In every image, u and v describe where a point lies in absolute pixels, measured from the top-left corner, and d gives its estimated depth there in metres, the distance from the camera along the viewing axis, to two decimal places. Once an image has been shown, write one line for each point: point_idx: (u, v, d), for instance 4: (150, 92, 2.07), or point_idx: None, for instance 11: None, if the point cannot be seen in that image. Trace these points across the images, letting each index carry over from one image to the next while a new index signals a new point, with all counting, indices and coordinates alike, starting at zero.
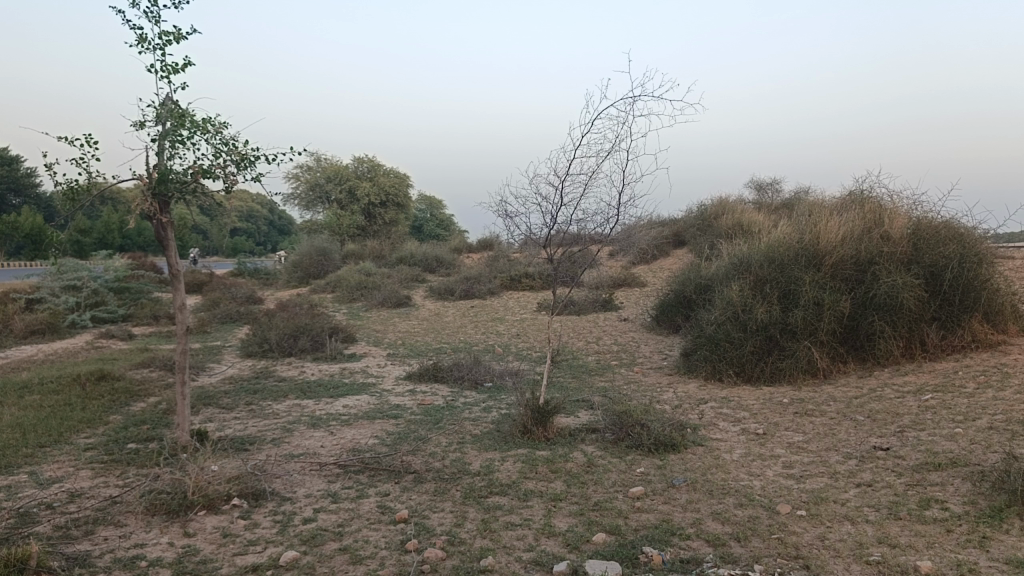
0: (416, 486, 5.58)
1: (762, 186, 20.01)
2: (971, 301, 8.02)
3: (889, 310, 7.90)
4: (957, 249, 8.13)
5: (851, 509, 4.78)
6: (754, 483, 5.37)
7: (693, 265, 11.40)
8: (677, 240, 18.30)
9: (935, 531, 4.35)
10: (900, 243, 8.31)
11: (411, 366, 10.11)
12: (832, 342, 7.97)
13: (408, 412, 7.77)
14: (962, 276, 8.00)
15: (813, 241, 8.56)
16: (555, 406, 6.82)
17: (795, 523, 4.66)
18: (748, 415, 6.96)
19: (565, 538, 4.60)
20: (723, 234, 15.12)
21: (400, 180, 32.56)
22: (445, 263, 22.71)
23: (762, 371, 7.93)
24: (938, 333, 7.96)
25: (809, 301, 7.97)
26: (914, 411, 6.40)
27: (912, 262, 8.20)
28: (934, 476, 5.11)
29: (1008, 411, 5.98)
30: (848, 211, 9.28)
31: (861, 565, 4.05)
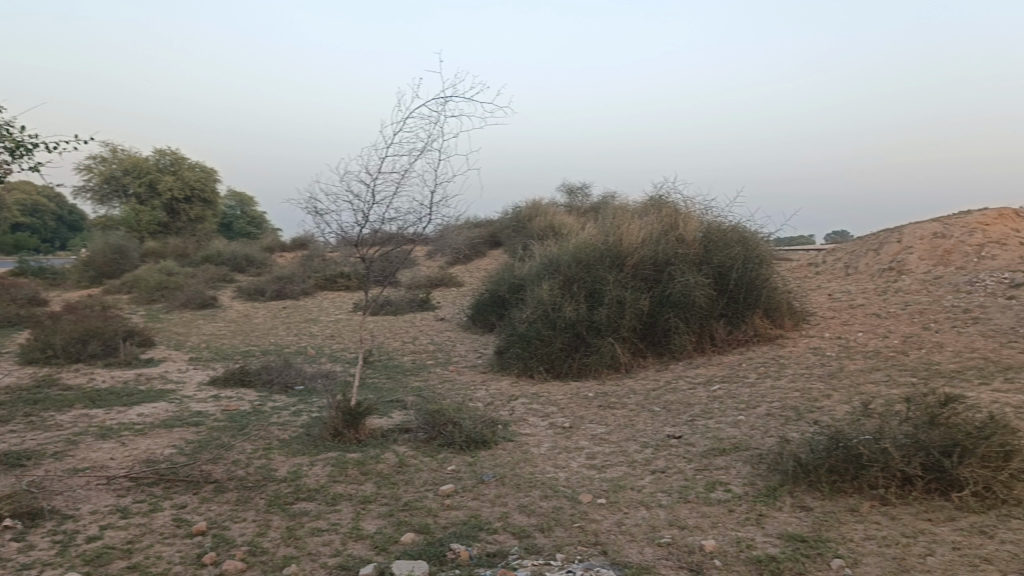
0: (216, 497, 5.30)
1: (574, 190, 20.79)
2: (753, 299, 8.74)
3: (683, 308, 8.46)
4: (741, 251, 8.84)
5: (646, 495, 5.06)
6: (559, 475, 5.56)
7: (506, 265, 11.67)
8: (493, 241, 18.62)
9: (719, 511, 4.70)
10: (692, 245, 8.94)
11: (216, 370, 9.60)
12: (633, 339, 8.42)
13: (211, 419, 7.37)
14: (746, 276, 8.70)
15: (615, 241, 9.01)
16: (367, 407, 6.72)
17: (596, 511, 4.87)
18: (555, 410, 7.20)
19: (373, 541, 4.55)
20: (535, 234, 15.57)
21: (206, 175, 30.84)
22: (255, 263, 21.81)
23: (569, 367, 8.24)
24: (725, 328, 8.60)
25: (612, 299, 8.41)
26: (703, 401, 6.89)
27: (703, 263, 8.83)
28: (719, 460, 5.52)
29: (783, 398, 6.56)
30: (647, 214, 9.83)
31: (653, 547, 4.30)
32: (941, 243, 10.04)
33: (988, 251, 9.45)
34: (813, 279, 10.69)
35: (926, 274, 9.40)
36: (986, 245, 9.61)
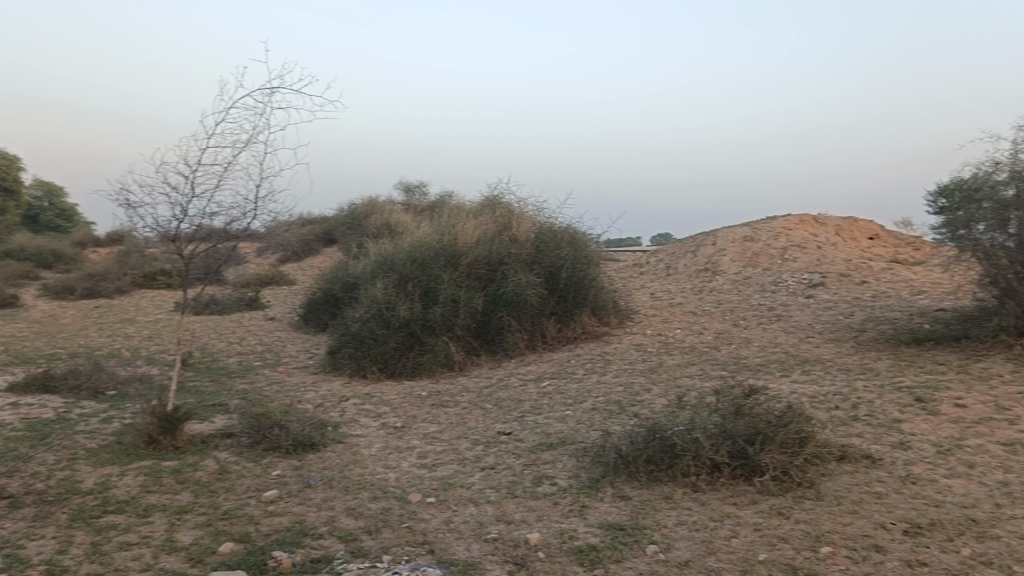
0: (9, 514, 4.83)
1: (411, 188, 20.65)
2: (582, 298, 9.05)
3: (515, 306, 8.63)
4: (571, 251, 9.12)
5: (475, 492, 5.11)
6: (388, 476, 5.50)
7: (340, 263, 11.44)
8: (327, 238, 18.19)
9: (544, 505, 4.82)
10: (525, 245, 9.13)
11: (14, 375, 8.77)
12: (467, 337, 8.49)
13: (6, 429, 6.72)
14: (575, 276, 9.00)
15: (450, 240, 9.04)
16: (186, 412, 6.35)
17: (424, 510, 4.86)
18: (388, 410, 7.13)
19: (188, 552, 4.30)
20: (371, 232, 15.37)
21: (6, 162, 28.13)
22: (64, 259, 20.13)
23: (403, 367, 8.18)
24: (555, 326, 8.85)
25: (447, 298, 8.45)
26: (533, 397, 7.05)
27: (534, 263, 9.03)
28: (546, 454, 5.67)
29: (608, 393, 6.82)
30: (481, 213, 9.92)
31: (480, 543, 4.35)
32: (751, 246, 10.81)
33: (790, 254, 10.28)
34: (638, 279, 11.20)
35: (738, 275, 10.09)
36: (789, 248, 10.45)
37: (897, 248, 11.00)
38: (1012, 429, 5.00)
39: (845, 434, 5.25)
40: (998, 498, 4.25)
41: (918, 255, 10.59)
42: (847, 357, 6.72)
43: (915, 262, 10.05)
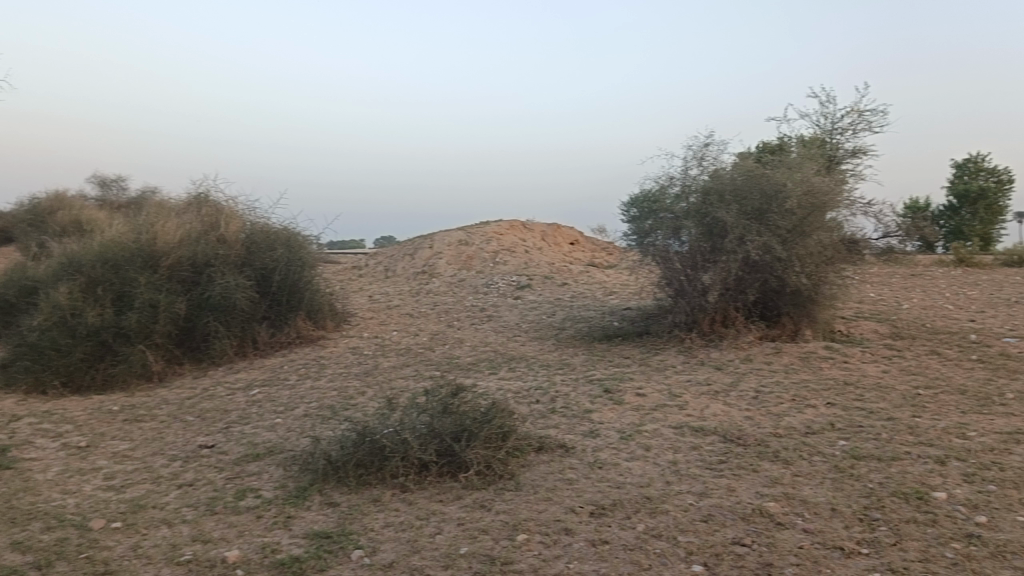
0: None
1: (108, 181, 18.77)
2: (296, 301, 8.79)
3: (223, 311, 8.18)
4: (284, 252, 8.79)
5: (169, 512, 4.73)
6: (67, 502, 4.92)
7: (16, 265, 10.08)
8: (1, 236, 15.95)
9: (246, 519, 4.59)
10: (234, 245, 8.62)
11: None
12: (167, 345, 7.89)
13: None
14: (289, 279, 8.70)
15: (149, 240, 8.31)
16: None
17: (108, 537, 4.41)
18: (71, 428, 6.39)
19: None
20: (56, 230, 13.72)
21: None
22: None
23: (92, 379, 7.43)
24: (267, 331, 8.49)
25: (144, 303, 7.81)
26: (241, 406, 6.70)
27: (244, 265, 8.60)
28: (251, 466, 5.41)
29: (320, 398, 6.68)
30: (186, 211, 9.22)
31: (172, 567, 4.03)
32: (465, 249, 11.20)
33: (500, 257, 10.80)
34: (356, 281, 11.12)
35: (453, 277, 10.40)
36: (500, 252, 10.97)
37: (594, 253, 12.01)
38: (681, 413, 5.64)
39: (544, 426, 5.60)
40: (668, 476, 4.78)
41: (612, 259, 11.63)
42: (548, 354, 7.18)
43: (609, 265, 11.03)
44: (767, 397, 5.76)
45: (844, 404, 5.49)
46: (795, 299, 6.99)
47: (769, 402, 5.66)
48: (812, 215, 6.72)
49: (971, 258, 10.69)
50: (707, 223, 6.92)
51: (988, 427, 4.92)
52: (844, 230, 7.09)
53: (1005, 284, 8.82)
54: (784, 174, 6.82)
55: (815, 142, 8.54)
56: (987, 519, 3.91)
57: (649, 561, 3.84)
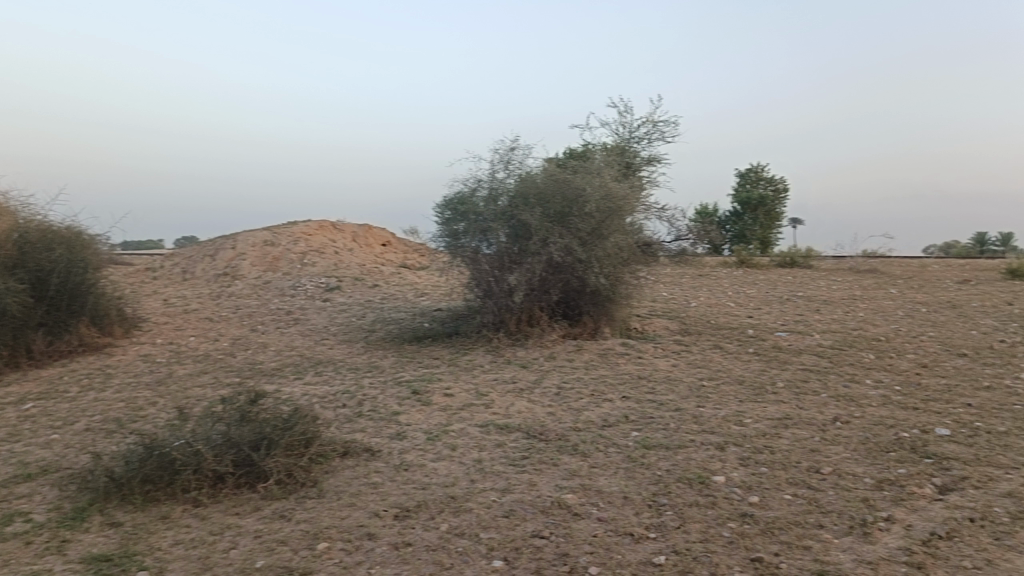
0: None
1: None
2: (78, 306, 8.08)
3: None
4: (65, 253, 8.01)
5: None
6: None
7: None
8: None
9: (13, 547, 4.15)
10: (4, 245, 7.73)
11: None
12: None
13: None
14: (70, 282, 7.96)
15: None
16: None
17: None
18: None
19: None
20: None
21: None
22: None
23: None
24: (44, 339, 7.79)
25: None
26: (11, 423, 6.06)
27: (16, 266, 7.76)
28: (21, 488, 4.90)
29: (105, 411, 6.18)
30: None
31: None
32: (271, 250, 10.79)
33: (309, 259, 10.50)
34: (150, 284, 10.41)
35: (257, 279, 9.99)
36: (308, 253, 10.67)
37: (406, 254, 11.98)
38: (487, 411, 5.74)
39: (349, 430, 5.50)
40: (473, 474, 4.84)
41: (423, 261, 11.66)
42: (356, 357, 7.06)
43: (421, 267, 11.04)
44: (568, 392, 5.98)
45: (638, 397, 5.82)
46: (595, 298, 7.33)
47: (570, 398, 5.88)
48: (609, 218, 7.05)
49: (750, 260, 11.69)
50: (512, 226, 7.08)
51: (762, 413, 5.38)
52: (638, 233, 7.50)
53: (778, 283, 9.71)
54: (584, 179, 7.11)
55: (614, 150, 8.99)
56: (758, 499, 4.28)
57: (450, 561, 3.87)
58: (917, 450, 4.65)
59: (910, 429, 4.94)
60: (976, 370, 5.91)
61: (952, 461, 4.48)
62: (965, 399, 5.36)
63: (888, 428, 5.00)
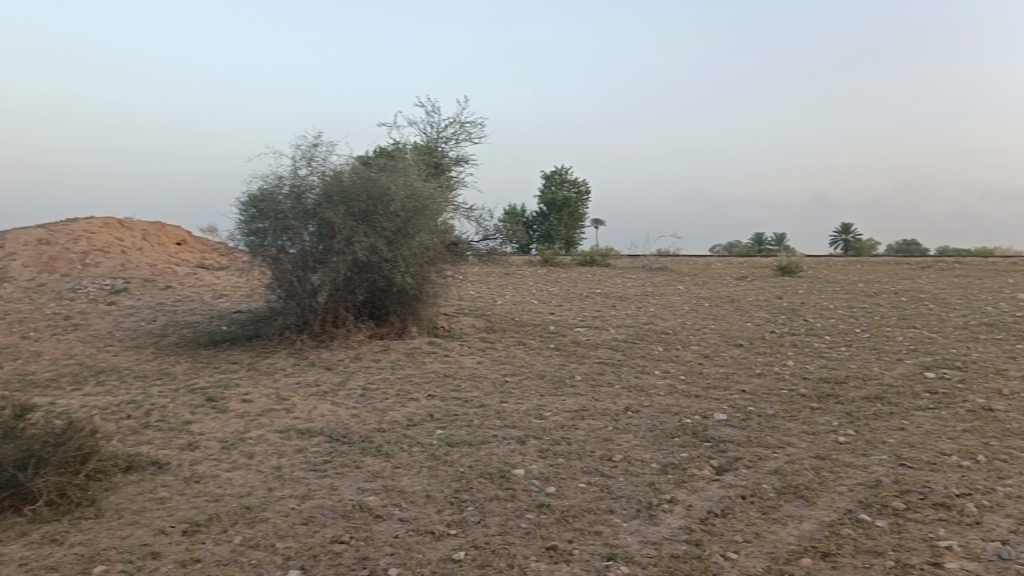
0: None
1: None
2: None
3: None
4: None
5: None
6: None
7: None
8: None
9: None
10: None
11: None
12: None
13: None
14: None
15: None
16: None
17: None
18: None
19: None
20: None
21: None
22: None
23: None
24: None
25: None
26: None
27: None
28: None
29: None
30: None
31: None
32: (47, 250, 9.83)
33: (92, 259, 9.68)
34: None
35: (30, 281, 9.07)
36: (90, 253, 9.83)
37: (203, 253, 11.35)
38: (287, 416, 5.55)
39: (134, 443, 5.12)
40: (271, 482, 4.65)
41: (223, 261, 11.09)
42: (144, 364, 6.58)
43: (220, 267, 10.50)
44: (373, 393, 5.91)
45: (442, 395, 5.85)
46: (401, 297, 7.30)
47: (375, 398, 5.81)
48: (415, 217, 7.02)
49: (554, 259, 12.12)
50: (316, 224, 6.88)
51: (560, 406, 5.58)
52: (444, 233, 7.54)
53: (579, 280, 10.14)
54: (389, 177, 7.04)
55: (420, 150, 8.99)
56: (555, 489, 4.43)
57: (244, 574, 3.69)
58: (698, 434, 5.01)
59: (692, 416, 5.32)
60: (749, 359, 6.46)
61: (728, 443, 4.86)
62: (740, 385, 5.85)
63: (674, 415, 5.35)
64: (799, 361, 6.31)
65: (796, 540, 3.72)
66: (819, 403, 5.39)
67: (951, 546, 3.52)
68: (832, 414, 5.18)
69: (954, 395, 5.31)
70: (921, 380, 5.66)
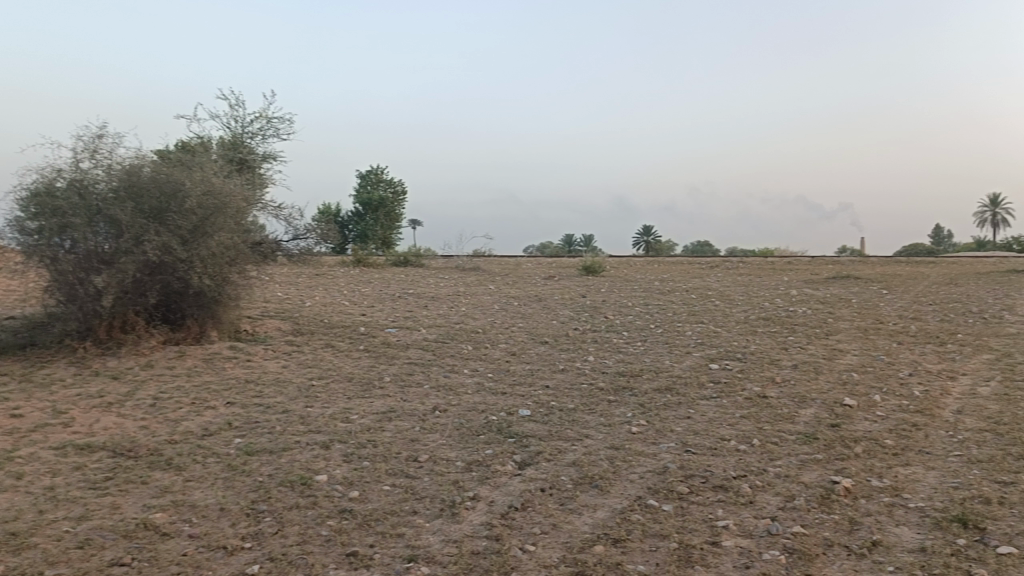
0: None
1: None
2: None
3: None
4: None
5: None
6: None
7: None
8: None
9: None
10: None
11: None
12: None
13: None
14: None
15: None
16: None
17: None
18: None
19: None
20: None
21: None
22: None
23: None
24: None
25: None
26: None
27: None
28: None
29: None
30: None
31: None
32: None
33: None
34: None
35: None
36: None
37: None
38: (65, 431, 5.07)
39: None
40: (41, 504, 4.22)
41: None
42: None
43: None
44: (165, 403, 5.53)
45: (243, 402, 5.58)
46: (199, 300, 6.91)
47: (167, 408, 5.45)
48: (213, 215, 6.67)
49: (367, 259, 11.98)
50: (100, 222, 6.36)
51: (367, 409, 5.49)
52: (247, 233, 7.23)
53: (391, 281, 10.06)
54: (183, 173, 6.67)
55: (222, 147, 8.59)
56: (358, 493, 4.33)
57: None
58: (502, 431, 5.09)
59: (497, 413, 5.40)
60: (554, 356, 6.67)
61: (530, 438, 4.97)
62: (544, 381, 6.01)
63: (480, 413, 5.41)
64: (600, 357, 6.59)
65: (590, 529, 3.86)
66: (616, 396, 5.65)
67: (727, 525, 3.78)
68: (628, 405, 5.44)
69: (734, 384, 5.74)
70: (707, 371, 6.07)
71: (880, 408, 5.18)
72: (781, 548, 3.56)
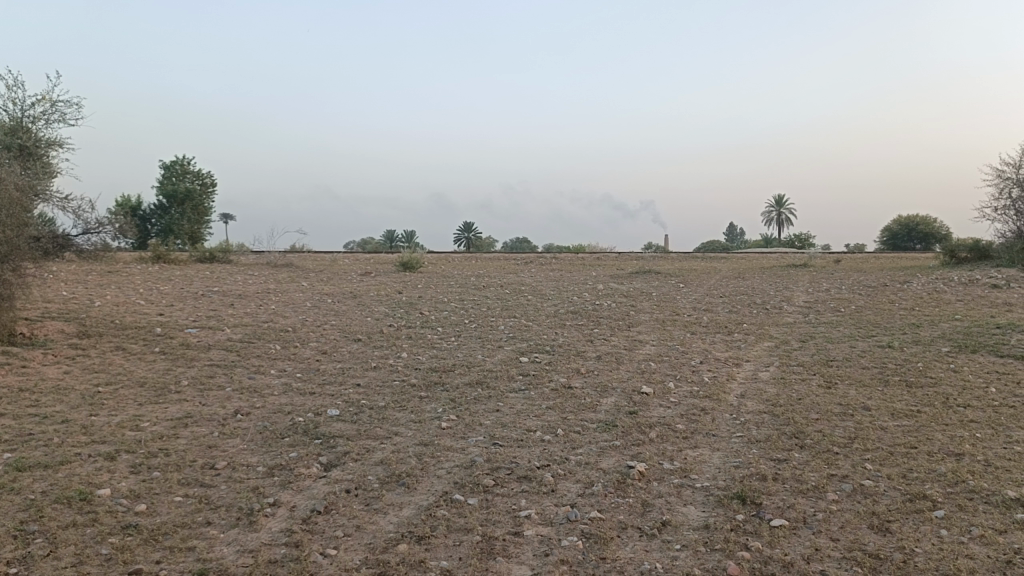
0: None
1: None
2: None
3: None
4: None
5: None
6: None
7: None
8: None
9: None
10: None
11: None
12: None
13: None
14: None
15: None
16: None
17: None
18: None
19: None
20: None
21: None
22: None
23: None
24: None
25: None
26: None
27: None
28: None
29: None
30: None
31: None
32: None
33: None
34: None
35: None
36: None
37: None
38: None
39: None
40: None
41: None
42: None
43: None
44: None
45: (15, 413, 5.04)
46: None
47: None
48: None
49: (168, 255, 11.26)
50: None
51: (160, 415, 5.13)
52: (26, 227, 6.56)
53: (195, 278, 9.50)
54: None
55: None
56: (145, 507, 4.03)
57: None
58: (308, 432, 4.93)
59: (304, 414, 5.22)
60: (365, 353, 6.54)
61: (337, 438, 4.85)
62: (355, 379, 5.89)
63: (285, 415, 5.21)
64: (412, 353, 6.54)
65: (394, 528, 3.80)
66: (427, 392, 5.63)
67: (529, 515, 3.85)
68: (438, 401, 5.43)
69: (542, 376, 5.89)
70: (516, 364, 6.19)
71: (673, 395, 5.49)
72: (579, 534, 3.67)
